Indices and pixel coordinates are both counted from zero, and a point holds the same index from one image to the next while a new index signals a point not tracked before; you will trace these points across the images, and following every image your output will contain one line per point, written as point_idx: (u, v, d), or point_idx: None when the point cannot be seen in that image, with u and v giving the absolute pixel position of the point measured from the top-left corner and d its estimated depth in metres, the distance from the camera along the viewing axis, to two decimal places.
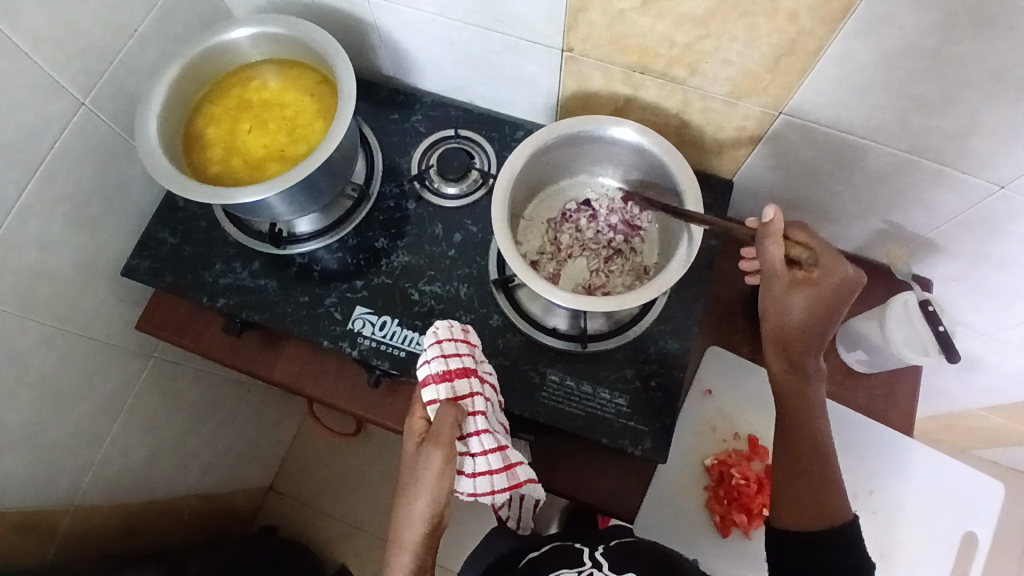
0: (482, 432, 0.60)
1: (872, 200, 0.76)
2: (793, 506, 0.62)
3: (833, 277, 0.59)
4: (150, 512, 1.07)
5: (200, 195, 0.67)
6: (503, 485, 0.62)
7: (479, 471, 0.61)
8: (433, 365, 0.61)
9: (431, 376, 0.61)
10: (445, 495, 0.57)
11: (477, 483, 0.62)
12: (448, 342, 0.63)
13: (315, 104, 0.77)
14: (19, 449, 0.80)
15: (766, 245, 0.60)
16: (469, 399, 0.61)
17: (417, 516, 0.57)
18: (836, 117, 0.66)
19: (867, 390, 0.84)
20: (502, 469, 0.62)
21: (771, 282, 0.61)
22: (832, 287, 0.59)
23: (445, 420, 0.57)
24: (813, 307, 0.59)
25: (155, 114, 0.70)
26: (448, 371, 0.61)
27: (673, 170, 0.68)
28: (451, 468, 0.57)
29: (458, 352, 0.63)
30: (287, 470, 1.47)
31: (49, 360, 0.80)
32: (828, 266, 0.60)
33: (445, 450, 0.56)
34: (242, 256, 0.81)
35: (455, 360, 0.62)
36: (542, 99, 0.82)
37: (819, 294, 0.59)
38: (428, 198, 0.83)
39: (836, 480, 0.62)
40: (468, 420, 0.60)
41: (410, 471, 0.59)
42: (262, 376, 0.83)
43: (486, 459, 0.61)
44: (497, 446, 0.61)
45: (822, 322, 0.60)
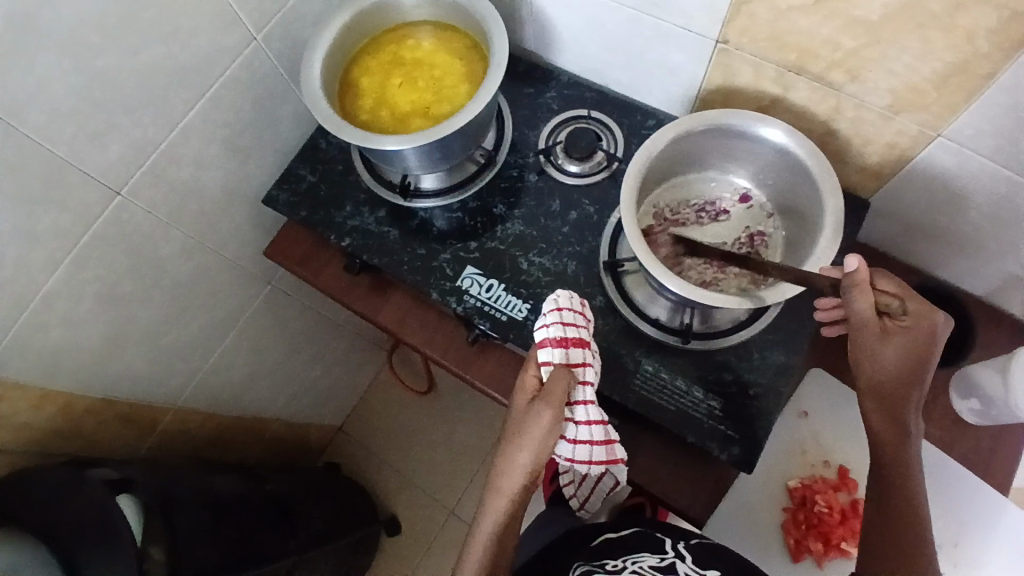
0: (589, 402, 0.62)
1: (1021, 241, 0.71)
2: (885, 566, 0.60)
3: (924, 324, 0.56)
4: (238, 426, 1.16)
5: (351, 136, 0.72)
6: (600, 457, 0.64)
7: (580, 439, 0.63)
8: (551, 329, 0.63)
9: (548, 338, 0.62)
10: (547, 452, 0.59)
11: (576, 450, 0.63)
12: (568, 311, 0.64)
13: (463, 67, 0.80)
14: (145, 341, 0.89)
15: (851, 296, 0.56)
16: (581, 368, 0.62)
17: (519, 467, 0.59)
18: (1001, 145, 0.63)
19: (974, 436, 0.80)
20: (602, 441, 0.63)
21: (860, 332, 0.58)
22: (923, 335, 0.56)
23: (558, 382, 0.58)
24: (905, 360, 0.57)
25: (321, 58, 0.76)
26: (565, 338, 0.62)
27: (815, 178, 0.67)
28: (557, 428, 0.58)
29: (575, 322, 0.64)
30: (358, 416, 1.55)
31: (185, 267, 0.88)
32: (923, 319, 0.56)
33: (554, 410, 0.57)
34: (370, 202, 0.86)
35: (572, 330, 0.63)
36: (681, 90, 0.82)
37: (909, 344, 0.57)
38: (550, 173, 0.85)
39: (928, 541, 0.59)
40: (578, 388, 0.62)
41: (518, 423, 0.60)
42: (368, 317, 0.88)
43: (589, 429, 0.62)
44: (601, 419, 0.63)
45: (918, 373, 0.57)
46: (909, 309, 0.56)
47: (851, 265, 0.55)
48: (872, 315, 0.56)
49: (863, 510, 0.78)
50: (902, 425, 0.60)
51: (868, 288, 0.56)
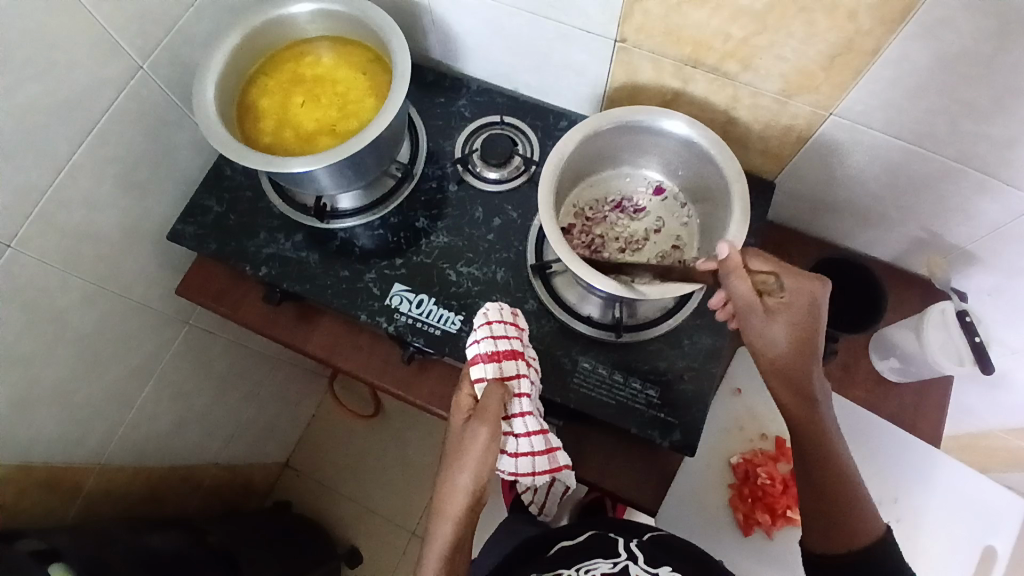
0: (527, 413, 0.62)
1: (915, 206, 0.75)
2: (825, 537, 0.61)
3: (801, 297, 0.58)
4: (171, 478, 1.08)
5: (252, 161, 0.68)
6: (543, 467, 0.64)
7: (522, 451, 0.63)
8: (482, 344, 0.63)
9: (480, 355, 0.63)
10: (489, 469, 0.58)
11: (519, 463, 0.63)
12: (498, 324, 0.65)
13: (367, 81, 0.78)
14: (52, 402, 0.81)
15: (731, 281, 0.59)
16: (515, 379, 0.63)
17: (462, 489, 0.59)
18: (888, 119, 0.66)
19: (898, 397, 0.84)
20: (544, 451, 0.63)
21: (747, 315, 0.59)
22: (802, 309, 0.58)
23: (492, 397, 0.59)
24: (793, 335, 0.58)
25: (213, 81, 0.72)
26: (496, 352, 0.63)
27: (721, 164, 0.69)
28: (496, 444, 0.58)
29: (506, 334, 0.65)
30: (304, 449, 1.48)
31: (89, 317, 0.81)
32: (796, 288, 0.58)
33: (491, 426, 0.57)
34: (284, 228, 0.82)
35: (503, 342, 0.64)
36: (589, 89, 0.82)
37: (792, 319, 0.58)
38: (469, 181, 0.84)
39: (862, 499, 0.60)
40: (514, 401, 0.62)
41: (456, 444, 0.60)
42: (296, 348, 0.84)
43: (529, 440, 0.62)
44: (540, 429, 0.63)
45: (807, 346, 0.59)
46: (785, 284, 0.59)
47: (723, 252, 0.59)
48: (754, 295, 0.58)
49: None
50: (810, 395, 0.60)
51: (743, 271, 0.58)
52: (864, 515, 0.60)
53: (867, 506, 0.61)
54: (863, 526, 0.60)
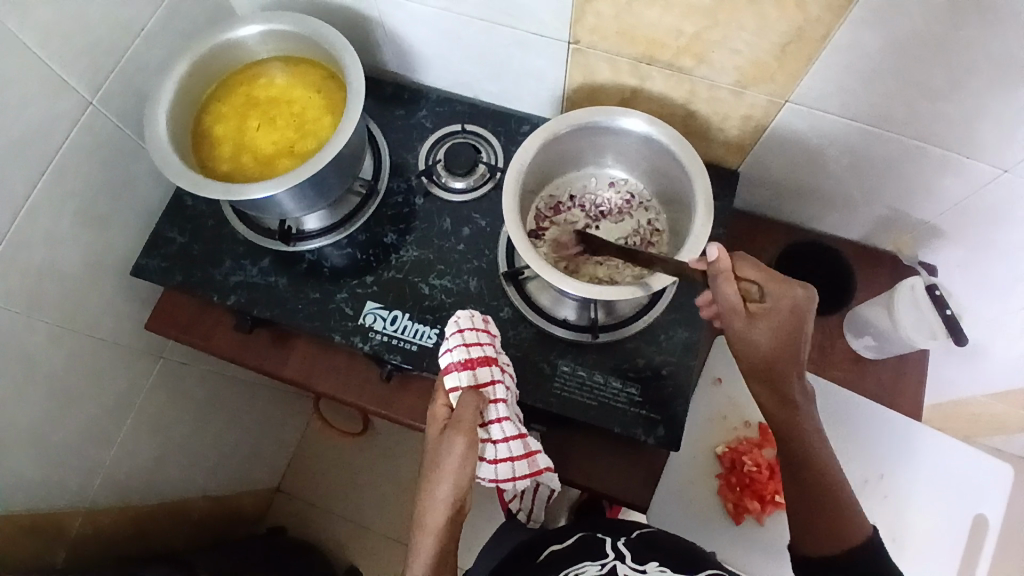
0: (503, 419, 0.62)
1: (877, 186, 0.76)
2: (811, 536, 0.61)
3: (786, 301, 0.58)
4: (158, 515, 1.06)
5: (211, 191, 0.67)
6: (523, 472, 0.64)
7: (500, 458, 0.63)
8: (455, 353, 0.63)
9: (453, 363, 0.62)
10: (467, 480, 0.58)
11: (498, 469, 0.63)
12: (470, 331, 0.64)
13: (322, 99, 0.77)
14: (27, 450, 0.79)
15: (719, 286, 0.59)
16: (490, 386, 0.62)
17: (441, 500, 0.59)
18: (844, 102, 0.67)
19: (875, 372, 0.84)
20: (523, 456, 0.63)
21: (729, 321, 0.60)
22: (786, 312, 0.58)
23: (467, 406, 0.59)
24: (775, 337, 0.59)
25: (165, 111, 0.70)
26: (469, 360, 0.62)
27: (683, 159, 0.69)
28: (473, 454, 0.58)
29: (479, 340, 0.64)
30: (294, 471, 1.47)
31: (58, 360, 0.79)
32: (779, 293, 0.59)
33: (467, 436, 0.58)
34: (251, 254, 0.81)
35: (476, 349, 0.63)
36: (549, 92, 0.82)
37: (776, 323, 0.59)
38: (436, 193, 0.83)
39: (846, 497, 0.61)
40: (490, 408, 0.62)
41: (434, 457, 0.60)
42: (273, 374, 0.83)
43: (507, 446, 0.62)
44: (517, 434, 0.63)
45: (792, 348, 0.59)
46: (771, 290, 0.59)
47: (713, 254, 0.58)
48: (736, 301, 0.59)
49: None
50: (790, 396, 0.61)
51: (729, 275, 0.58)
52: (849, 511, 0.60)
53: (853, 506, 0.61)
54: (847, 525, 0.60)
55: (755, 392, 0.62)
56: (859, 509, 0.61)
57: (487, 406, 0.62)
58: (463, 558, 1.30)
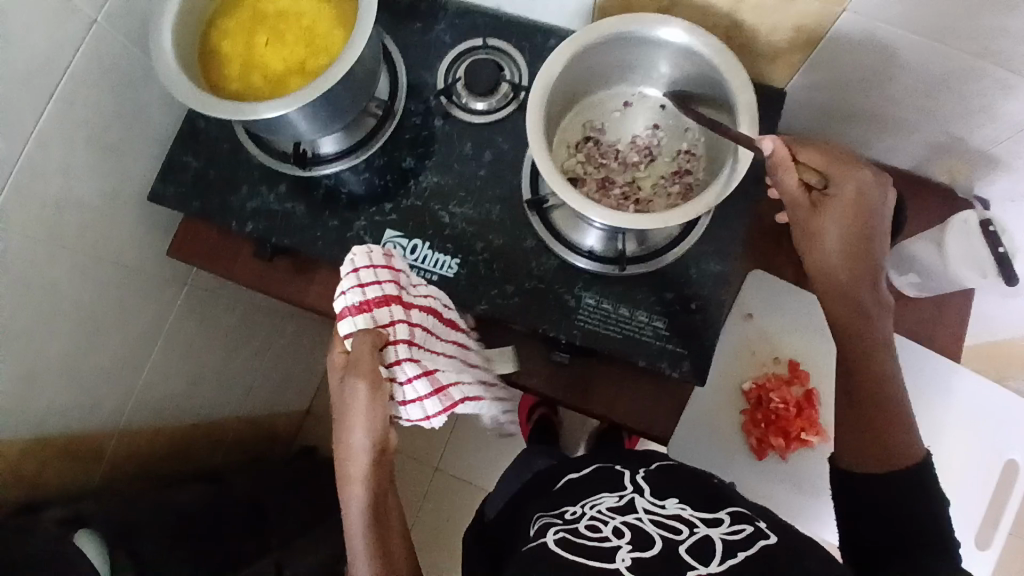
0: (403, 361, 0.58)
1: (940, 108, 0.69)
2: (858, 447, 0.60)
3: (852, 188, 0.60)
4: (192, 435, 1.10)
5: (219, 111, 0.64)
6: (437, 410, 0.62)
7: (407, 399, 0.60)
8: (349, 296, 0.57)
9: (348, 308, 0.58)
10: (378, 428, 0.57)
11: (410, 410, 0.61)
12: (366, 270, 0.57)
13: (334, 11, 0.72)
14: (63, 374, 0.81)
15: (779, 177, 0.61)
16: (390, 327, 0.58)
17: (358, 448, 0.58)
18: (911, 12, 0.59)
19: (918, 309, 0.79)
20: (432, 394, 0.61)
21: (794, 212, 0.62)
22: (851, 199, 0.60)
23: (363, 352, 0.55)
24: (844, 229, 0.60)
25: (169, 26, 0.66)
26: (364, 302, 0.57)
27: (725, 75, 0.63)
28: (377, 399, 0.56)
29: (377, 279, 0.58)
30: (322, 396, 1.51)
31: (84, 287, 0.80)
32: (846, 182, 0.60)
33: (368, 381, 0.55)
34: (267, 179, 0.79)
35: (371, 290, 0.57)
36: (577, 1, 0.75)
37: (843, 212, 0.60)
38: (456, 115, 0.78)
39: (901, 411, 0.61)
40: (388, 349, 0.58)
41: (339, 406, 0.58)
42: (296, 302, 0.83)
43: (414, 387, 0.60)
44: (422, 372, 0.60)
45: (859, 244, 0.60)
46: (838, 176, 0.61)
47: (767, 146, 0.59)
48: (801, 191, 0.61)
49: (818, 399, 0.77)
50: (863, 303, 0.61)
51: (792, 165, 0.60)
52: (904, 437, 0.59)
53: (908, 426, 0.60)
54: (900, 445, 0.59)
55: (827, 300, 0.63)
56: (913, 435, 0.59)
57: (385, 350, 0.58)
58: (486, 479, 1.34)
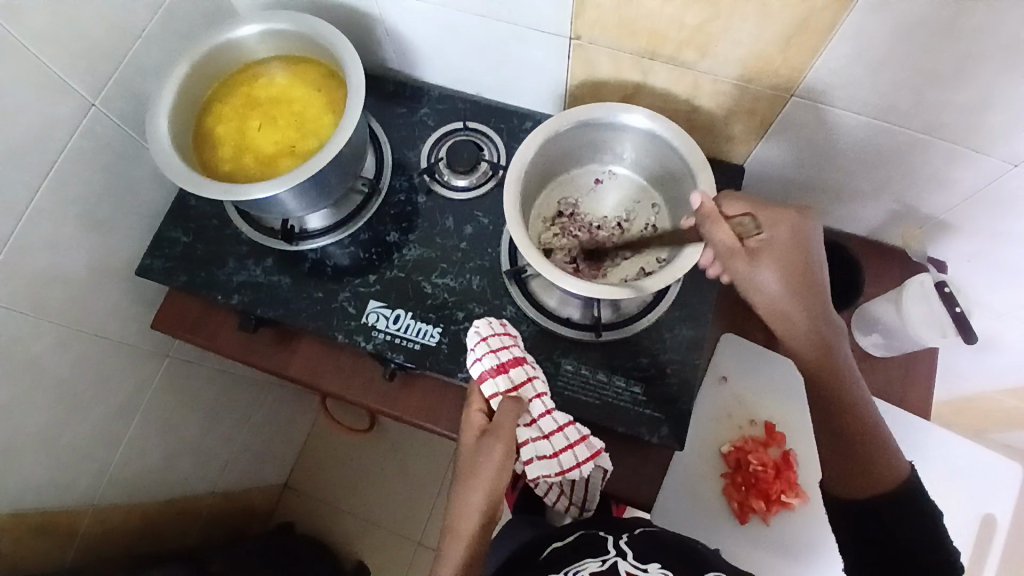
0: (551, 409, 0.65)
1: (884, 182, 0.75)
2: (846, 479, 0.60)
3: (786, 227, 0.57)
4: (166, 511, 1.07)
5: (212, 191, 0.67)
6: (586, 455, 0.66)
7: (546, 453, 0.64)
8: (486, 361, 0.65)
9: (487, 371, 0.65)
10: (501, 487, 0.60)
11: (563, 460, 0.65)
12: (493, 338, 0.67)
13: (322, 98, 0.77)
14: (36, 449, 0.79)
15: (711, 232, 0.59)
16: (528, 384, 0.65)
17: (474, 507, 0.60)
18: (849, 96, 0.65)
19: (885, 372, 0.82)
20: (580, 440, 0.66)
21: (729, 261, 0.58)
22: (787, 238, 0.57)
23: (506, 414, 0.61)
24: (785, 268, 0.56)
25: (166, 113, 0.70)
26: (501, 364, 0.65)
27: (686, 155, 0.68)
28: (508, 460, 0.61)
29: (504, 344, 0.67)
30: (303, 468, 1.48)
31: (65, 360, 0.80)
32: (776, 225, 0.58)
33: (506, 440, 0.61)
34: (254, 253, 0.81)
35: (505, 353, 0.66)
36: (550, 88, 0.82)
37: (781, 251, 0.57)
38: (438, 191, 0.83)
39: (884, 439, 0.59)
40: (535, 403, 0.65)
41: (468, 464, 0.61)
42: (279, 373, 0.83)
43: (564, 434, 0.65)
44: (568, 420, 0.66)
45: (803, 282, 0.57)
46: (766, 218, 0.58)
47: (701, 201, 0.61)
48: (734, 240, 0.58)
49: (796, 461, 0.78)
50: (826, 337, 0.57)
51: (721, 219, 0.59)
52: (889, 459, 0.59)
53: (890, 446, 0.59)
54: (885, 468, 0.59)
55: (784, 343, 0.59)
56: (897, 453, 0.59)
57: (529, 405, 0.65)
58: None
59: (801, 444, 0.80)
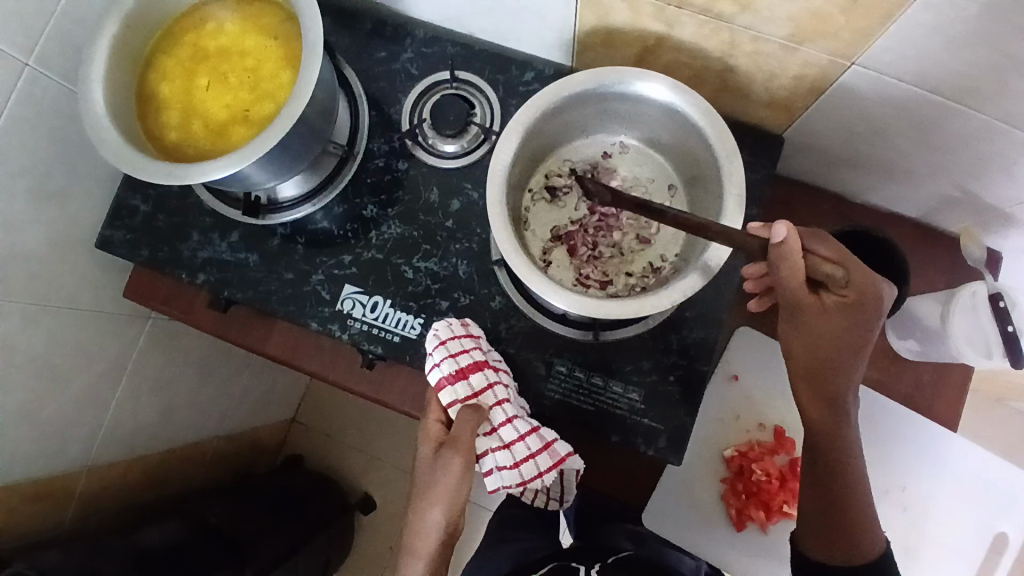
0: (512, 418, 0.60)
1: (951, 168, 0.62)
2: (823, 538, 0.58)
3: (866, 296, 0.50)
4: (168, 459, 1.08)
5: (156, 175, 0.58)
6: (548, 465, 0.61)
7: (506, 463, 0.60)
8: (444, 367, 0.61)
9: (445, 378, 0.61)
10: (459, 503, 0.57)
11: (523, 471, 0.60)
12: (452, 341, 0.62)
13: (281, 49, 0.65)
14: (19, 425, 0.77)
15: (778, 267, 0.49)
16: (488, 391, 0.61)
17: (432, 524, 0.57)
18: (927, 70, 0.51)
19: (914, 374, 0.72)
20: (542, 449, 0.61)
21: (791, 309, 0.52)
22: (866, 311, 0.51)
23: (464, 425, 0.58)
24: (842, 337, 0.52)
25: (98, 73, 0.60)
26: (461, 370, 0.60)
27: (712, 140, 0.56)
28: (468, 475, 0.58)
29: (465, 348, 0.62)
30: (309, 405, 1.50)
31: (35, 337, 0.76)
32: (865, 289, 0.50)
33: (464, 455, 0.57)
34: (219, 226, 0.73)
35: (464, 358, 0.61)
36: (554, 33, 0.68)
37: (854, 320, 0.51)
38: (421, 157, 0.72)
39: (868, 513, 0.57)
40: (495, 411, 0.60)
41: (425, 477, 0.59)
42: (256, 351, 0.79)
43: (524, 444, 0.60)
44: (532, 428, 0.61)
45: (839, 359, 0.53)
46: (853, 281, 0.51)
47: (779, 234, 0.48)
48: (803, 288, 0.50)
49: None
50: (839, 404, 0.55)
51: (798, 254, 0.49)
52: (867, 533, 0.57)
53: (871, 522, 0.58)
54: (865, 539, 0.57)
55: (798, 395, 0.56)
56: (878, 527, 0.58)
57: (489, 413, 0.61)
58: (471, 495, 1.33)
59: None
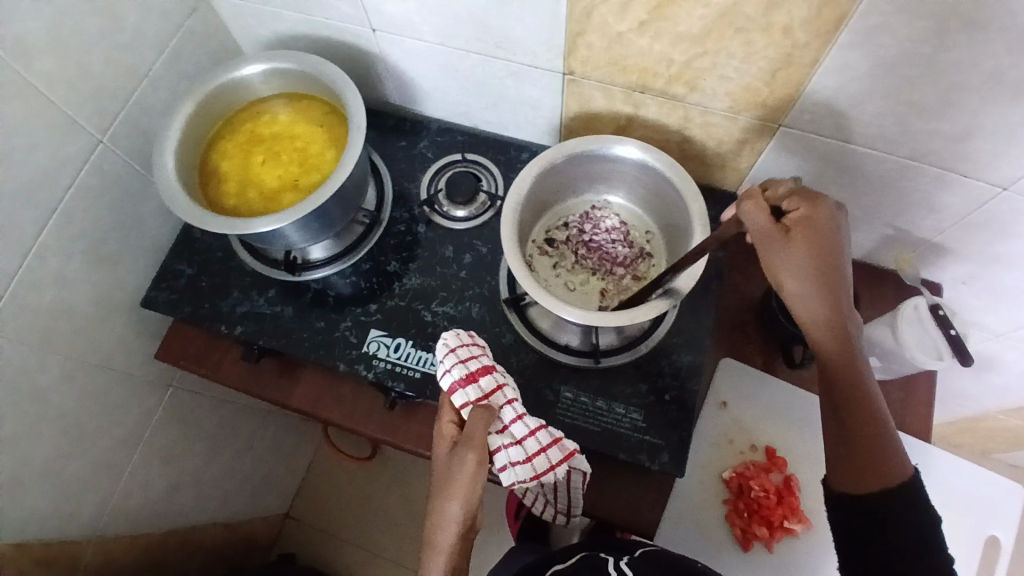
0: (523, 415, 0.64)
1: (875, 207, 0.76)
2: (849, 475, 0.57)
3: (819, 211, 0.56)
4: (168, 542, 1.06)
5: (217, 225, 0.69)
6: (559, 458, 0.65)
7: (519, 459, 0.63)
8: (454, 372, 0.64)
9: (456, 382, 0.64)
10: (478, 496, 0.59)
11: (535, 464, 0.64)
12: (461, 348, 0.66)
13: (325, 133, 0.80)
14: (41, 482, 0.80)
15: (745, 212, 0.58)
16: (498, 392, 0.64)
17: (451, 518, 0.59)
18: (837, 126, 0.67)
19: (884, 393, 0.83)
20: (552, 443, 0.65)
21: (765, 245, 0.57)
22: (822, 221, 0.56)
23: (477, 422, 0.61)
24: (815, 255, 0.55)
25: (172, 148, 0.73)
26: (470, 374, 0.64)
27: (678, 185, 0.70)
28: (484, 469, 0.60)
29: (473, 355, 0.66)
30: (305, 498, 1.48)
31: (69, 392, 0.81)
32: (808, 207, 0.56)
33: (478, 450, 0.59)
34: (258, 284, 0.83)
35: (474, 363, 0.65)
36: (546, 121, 0.84)
37: (813, 232, 0.56)
38: (438, 222, 0.84)
39: (892, 440, 0.56)
40: (505, 410, 0.64)
41: (443, 474, 0.61)
42: (280, 403, 0.84)
43: (535, 439, 0.64)
44: (541, 424, 0.65)
45: (823, 276, 0.55)
46: (803, 200, 0.57)
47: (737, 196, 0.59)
48: (764, 218, 0.57)
49: (798, 486, 0.78)
50: (842, 322, 0.56)
51: (760, 198, 0.58)
52: (894, 459, 0.56)
53: (896, 448, 0.56)
54: (889, 466, 0.56)
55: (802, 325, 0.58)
56: (903, 454, 0.56)
57: (500, 412, 0.64)
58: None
59: (803, 470, 0.79)
